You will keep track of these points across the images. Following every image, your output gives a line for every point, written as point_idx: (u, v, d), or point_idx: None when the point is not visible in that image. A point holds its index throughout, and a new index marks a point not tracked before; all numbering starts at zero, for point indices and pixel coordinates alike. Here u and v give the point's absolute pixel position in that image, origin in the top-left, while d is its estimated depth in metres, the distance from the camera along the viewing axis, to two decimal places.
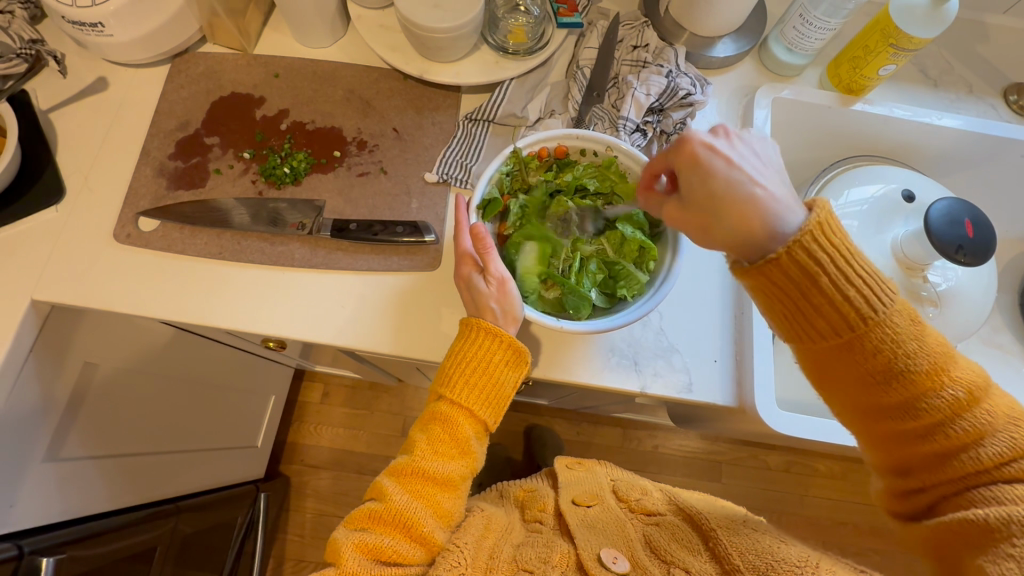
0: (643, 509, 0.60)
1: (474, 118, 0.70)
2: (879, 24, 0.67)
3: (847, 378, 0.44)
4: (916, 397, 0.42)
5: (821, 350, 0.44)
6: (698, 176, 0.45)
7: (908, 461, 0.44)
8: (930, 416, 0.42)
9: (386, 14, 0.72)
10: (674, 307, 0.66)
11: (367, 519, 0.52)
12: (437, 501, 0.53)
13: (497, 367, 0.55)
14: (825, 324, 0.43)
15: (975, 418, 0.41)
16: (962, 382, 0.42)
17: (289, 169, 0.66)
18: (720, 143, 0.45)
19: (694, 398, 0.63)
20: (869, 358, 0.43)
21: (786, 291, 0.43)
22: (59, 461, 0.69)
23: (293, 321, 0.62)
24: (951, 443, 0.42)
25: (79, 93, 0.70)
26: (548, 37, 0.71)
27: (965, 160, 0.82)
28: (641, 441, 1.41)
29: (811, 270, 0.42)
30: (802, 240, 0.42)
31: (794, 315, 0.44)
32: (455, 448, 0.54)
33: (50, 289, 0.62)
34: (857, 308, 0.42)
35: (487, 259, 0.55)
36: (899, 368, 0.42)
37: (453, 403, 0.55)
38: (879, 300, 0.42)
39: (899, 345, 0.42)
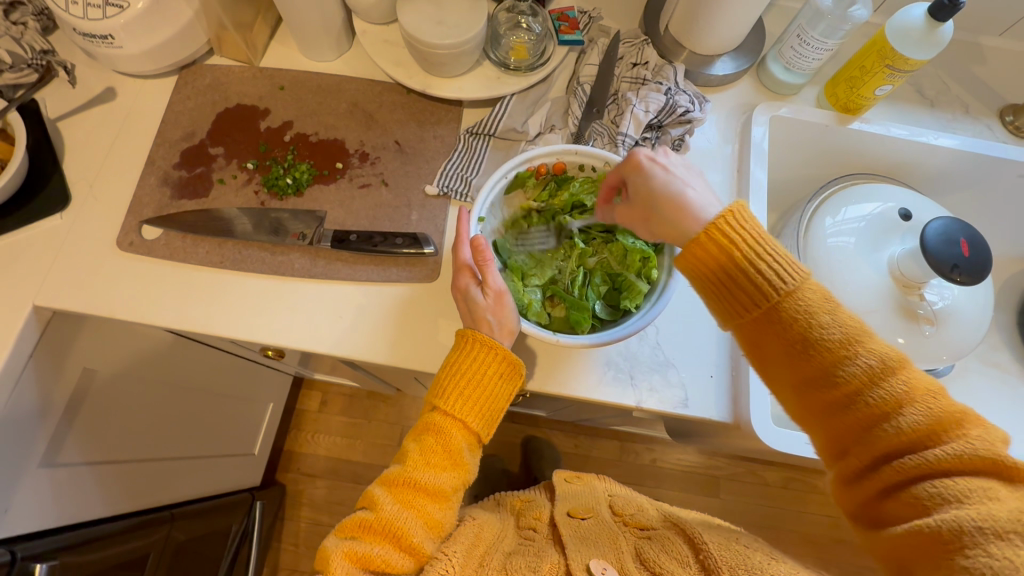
0: (637, 523, 0.61)
1: (475, 132, 0.71)
2: (876, 46, 0.68)
3: (776, 357, 0.45)
4: (837, 370, 0.42)
5: (750, 329, 0.46)
6: (641, 181, 0.53)
7: (842, 444, 0.43)
8: (849, 391, 0.42)
9: (390, 29, 0.73)
10: (672, 322, 0.66)
11: (358, 528, 0.51)
12: (428, 512, 0.53)
13: (491, 378, 0.55)
14: (744, 301, 0.45)
15: (894, 387, 0.41)
16: (876, 352, 0.42)
17: (292, 180, 0.67)
18: (659, 159, 0.53)
19: (690, 413, 0.63)
20: (786, 330, 0.44)
21: (708, 270, 0.46)
22: (55, 467, 0.69)
23: (291, 330, 0.63)
24: (873, 417, 0.41)
25: (87, 102, 0.72)
26: (549, 54, 0.73)
27: (960, 179, 0.83)
28: (639, 454, 1.40)
29: (730, 241, 0.46)
30: (723, 220, 0.46)
31: (723, 297, 0.46)
32: (447, 459, 0.54)
33: (52, 295, 0.63)
34: (766, 282, 0.44)
35: (486, 271, 0.56)
36: (813, 340, 0.43)
37: (446, 414, 0.55)
38: (787, 276, 0.44)
39: (812, 316, 0.43)
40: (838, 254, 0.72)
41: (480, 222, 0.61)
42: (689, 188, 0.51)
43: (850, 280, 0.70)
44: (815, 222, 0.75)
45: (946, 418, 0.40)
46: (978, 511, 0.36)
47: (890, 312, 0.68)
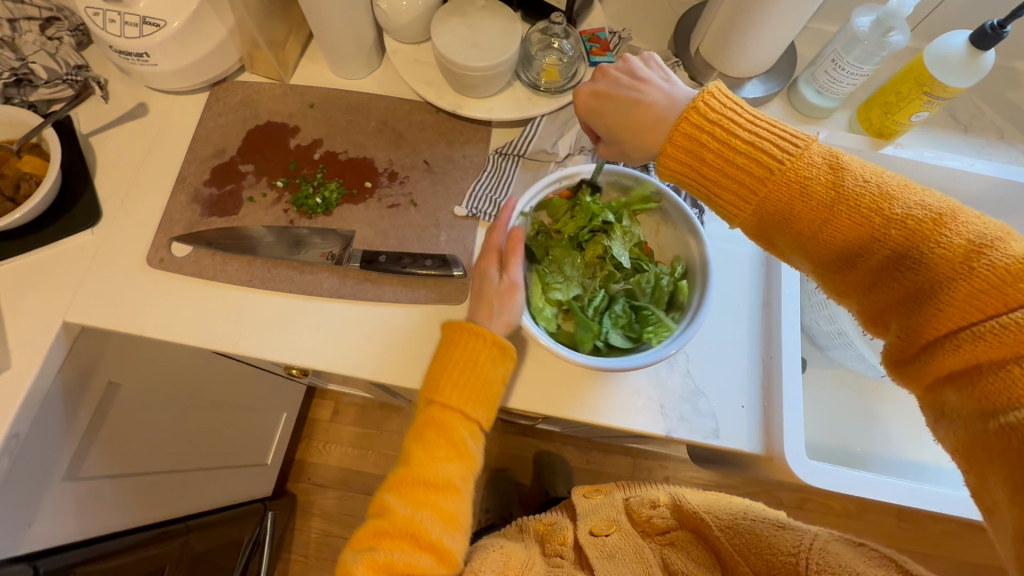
0: (657, 529, 0.63)
1: (504, 153, 0.71)
2: (914, 72, 0.67)
3: (794, 241, 0.46)
4: (868, 234, 0.42)
5: (755, 213, 0.47)
6: (597, 113, 0.58)
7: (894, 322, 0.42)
8: (881, 259, 0.42)
9: (422, 49, 0.73)
10: (701, 349, 0.65)
11: (374, 536, 0.50)
12: (440, 506, 0.51)
13: (484, 364, 0.54)
14: (745, 183, 0.47)
15: (939, 236, 0.39)
16: (905, 207, 0.41)
17: (321, 200, 0.67)
18: (602, 83, 0.58)
19: (720, 444, 0.62)
20: (805, 198, 0.43)
21: (700, 158, 0.48)
22: (78, 480, 0.69)
23: (318, 351, 0.62)
24: (918, 273, 0.40)
25: (119, 117, 0.72)
26: (580, 77, 0.72)
27: (994, 206, 0.81)
28: (652, 471, 1.39)
29: (715, 120, 0.47)
30: (698, 105, 0.48)
31: (724, 180, 0.47)
32: (452, 450, 0.53)
33: (82, 311, 0.63)
34: (771, 156, 0.45)
35: (511, 261, 0.58)
36: (835, 200, 0.42)
37: (444, 406, 0.54)
38: (789, 148, 0.45)
39: (825, 183, 0.43)
40: None
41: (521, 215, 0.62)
42: (646, 91, 0.55)
43: None
44: None
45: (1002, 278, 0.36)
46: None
47: None
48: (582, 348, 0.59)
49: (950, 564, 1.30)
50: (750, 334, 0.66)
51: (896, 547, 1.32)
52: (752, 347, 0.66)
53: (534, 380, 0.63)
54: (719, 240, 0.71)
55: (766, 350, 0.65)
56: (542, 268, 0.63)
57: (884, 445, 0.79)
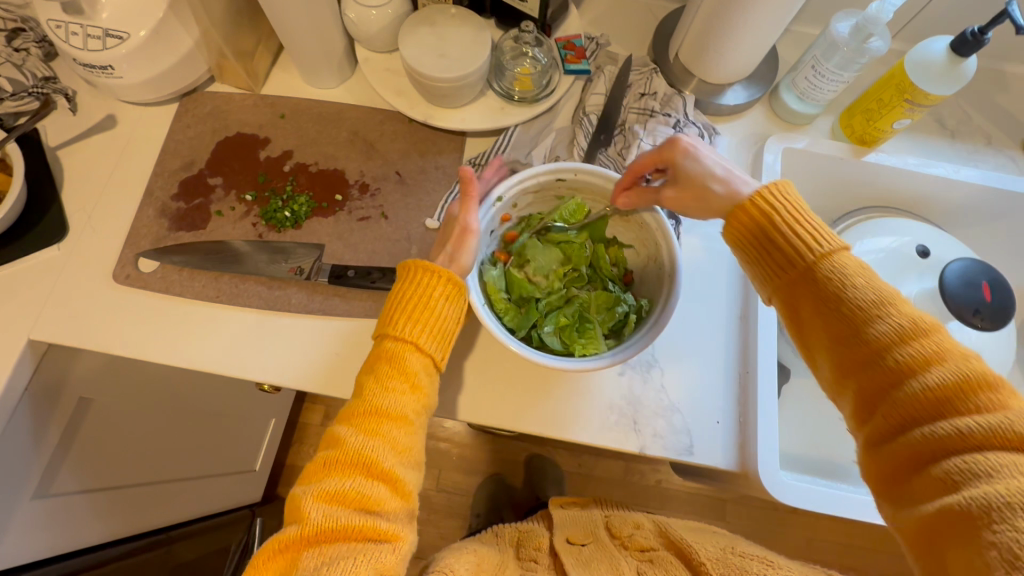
0: (637, 545, 0.64)
1: (477, 164, 0.70)
2: (895, 79, 0.65)
3: (812, 317, 0.48)
4: (866, 330, 0.45)
5: (780, 288, 0.50)
6: (691, 164, 0.56)
7: (875, 409, 0.44)
8: (879, 352, 0.44)
9: (393, 58, 0.72)
10: (677, 363, 0.64)
11: (322, 469, 0.49)
12: (391, 435, 0.50)
13: (435, 301, 0.54)
14: (781, 260, 0.50)
15: (925, 349, 0.43)
16: (907, 317, 0.44)
17: (290, 213, 0.66)
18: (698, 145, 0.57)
19: (695, 461, 0.61)
20: (821, 288, 0.47)
21: (747, 229, 0.52)
22: (49, 497, 0.69)
23: (285, 367, 0.61)
24: (899, 375, 0.43)
25: (87, 130, 0.71)
26: (554, 84, 0.71)
27: (981, 213, 0.80)
28: (644, 475, 1.38)
29: (771, 205, 0.50)
30: (763, 191, 0.51)
31: (762, 254, 0.51)
32: (405, 381, 0.52)
33: (47, 328, 0.62)
34: (802, 245, 0.49)
35: (467, 205, 0.56)
36: (847, 297, 0.46)
37: (398, 340, 0.53)
38: (823, 241, 0.48)
39: (846, 278, 0.46)
40: None
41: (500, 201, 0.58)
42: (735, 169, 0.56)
43: None
44: None
45: (979, 392, 0.40)
46: (1006, 486, 0.37)
47: None
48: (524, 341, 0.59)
49: None
50: (727, 349, 0.65)
51: (887, 551, 1.31)
52: (728, 362, 0.64)
53: (506, 397, 0.62)
54: (699, 251, 0.70)
55: (742, 365, 0.64)
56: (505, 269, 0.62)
57: None
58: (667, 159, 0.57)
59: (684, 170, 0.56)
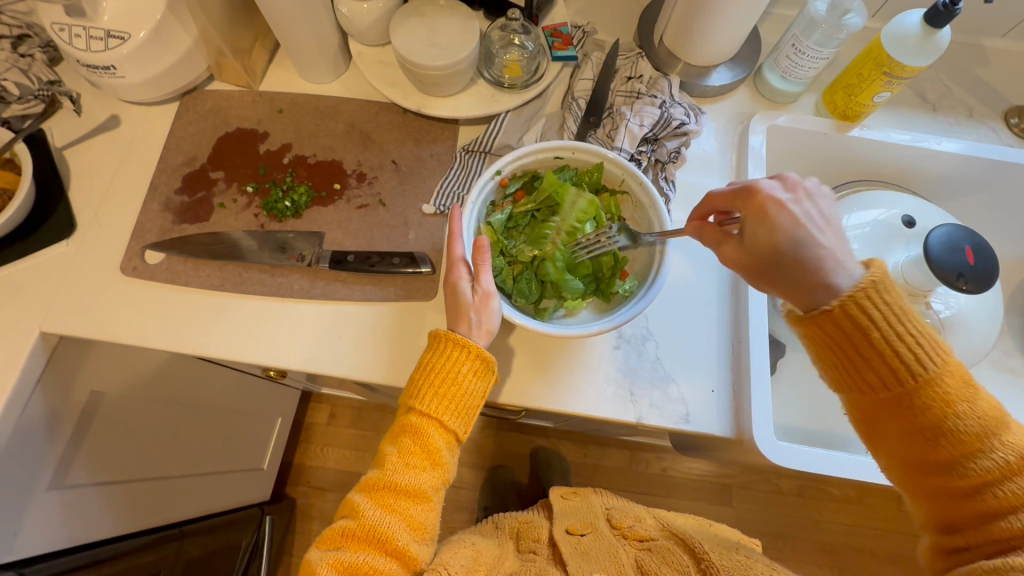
0: (635, 535, 0.66)
1: (470, 150, 0.72)
2: (872, 53, 0.68)
3: (898, 431, 0.47)
4: (963, 458, 0.44)
5: (872, 397, 0.47)
6: (761, 227, 0.48)
7: (950, 520, 0.45)
8: (972, 478, 0.44)
9: (386, 51, 0.74)
10: (671, 336, 0.66)
11: (340, 538, 0.52)
12: (409, 513, 0.53)
13: (463, 376, 0.55)
14: (873, 376, 0.46)
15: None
16: (1014, 449, 0.43)
17: (290, 203, 0.68)
18: (791, 200, 0.48)
19: (691, 429, 0.62)
20: (916, 413, 0.45)
21: (837, 336, 0.46)
22: (64, 489, 0.70)
23: (290, 351, 0.63)
24: (994, 505, 0.43)
25: (92, 131, 0.73)
26: (542, 71, 0.73)
27: (966, 184, 0.82)
28: (649, 463, 1.39)
29: (876, 322, 0.45)
30: (858, 294, 0.45)
31: (848, 363, 0.47)
32: (427, 459, 0.54)
33: (59, 321, 0.64)
34: (907, 364, 0.45)
35: (482, 270, 0.57)
36: (945, 427, 0.44)
37: (422, 415, 0.55)
38: (931, 361, 0.45)
39: (948, 404, 0.44)
40: None
41: (496, 175, 0.60)
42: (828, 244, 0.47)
43: None
44: None
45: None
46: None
47: None
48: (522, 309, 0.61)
49: None
50: (719, 320, 0.67)
51: (894, 530, 1.32)
52: (721, 333, 0.66)
53: (505, 373, 0.64)
54: None
55: (735, 336, 0.66)
56: (504, 219, 0.63)
57: None
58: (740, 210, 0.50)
59: (752, 235, 0.49)
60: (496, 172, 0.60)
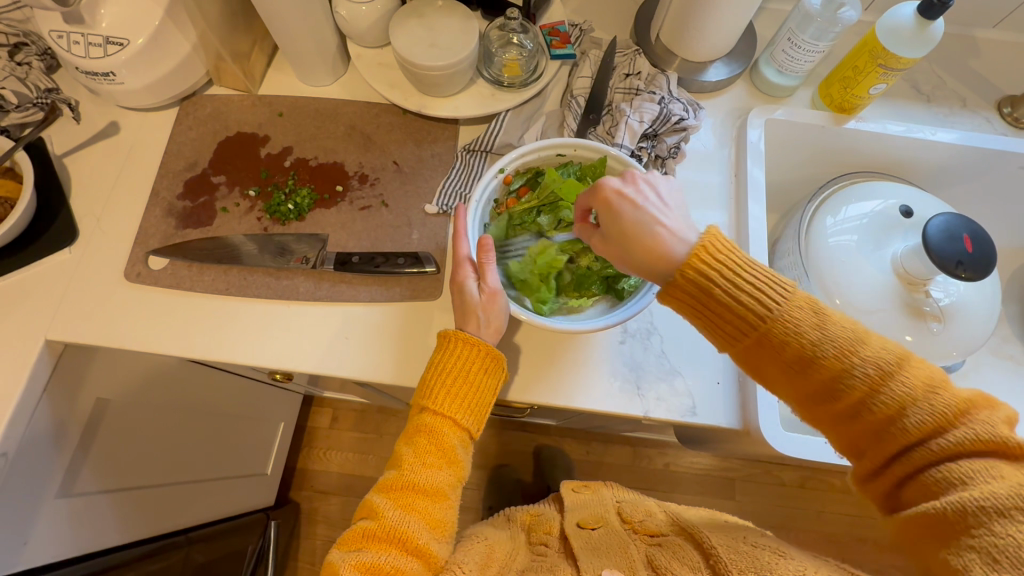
0: (646, 530, 0.65)
1: (471, 149, 0.72)
2: (867, 45, 0.68)
3: (778, 375, 0.47)
4: (839, 381, 0.44)
5: (746, 349, 0.47)
6: (609, 218, 0.52)
7: (859, 447, 0.45)
8: (852, 397, 0.44)
9: (385, 52, 0.74)
10: (675, 330, 0.66)
11: (362, 539, 0.51)
12: (428, 511, 0.53)
13: (475, 374, 0.56)
14: (734, 329, 0.47)
15: (896, 389, 0.43)
16: (873, 358, 0.44)
17: (293, 205, 0.68)
18: (630, 189, 0.52)
19: (698, 421, 0.63)
20: (780, 353, 0.46)
21: (692, 297, 0.48)
22: (72, 497, 0.70)
23: (297, 354, 0.63)
24: (880, 417, 0.43)
25: (91, 138, 0.73)
26: (541, 69, 0.74)
27: (961, 173, 0.83)
28: (652, 459, 1.40)
29: (712, 278, 0.47)
30: (696, 258, 0.47)
31: (714, 320, 0.48)
32: (443, 457, 0.55)
33: (63, 329, 0.64)
34: (752, 309, 0.46)
35: (486, 269, 0.57)
36: (810, 358, 0.45)
37: (436, 414, 0.56)
38: (772, 300, 0.46)
39: (802, 334, 0.45)
40: (841, 252, 0.75)
41: (500, 172, 0.61)
42: (669, 223, 0.50)
43: (856, 281, 0.73)
44: (817, 222, 0.78)
45: (946, 411, 0.42)
46: (980, 491, 0.38)
47: (897, 311, 0.72)
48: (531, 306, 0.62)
49: None
50: None
51: None
52: None
53: (512, 371, 0.64)
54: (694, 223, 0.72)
55: None
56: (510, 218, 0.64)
57: None
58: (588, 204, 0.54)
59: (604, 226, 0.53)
60: (500, 169, 0.61)
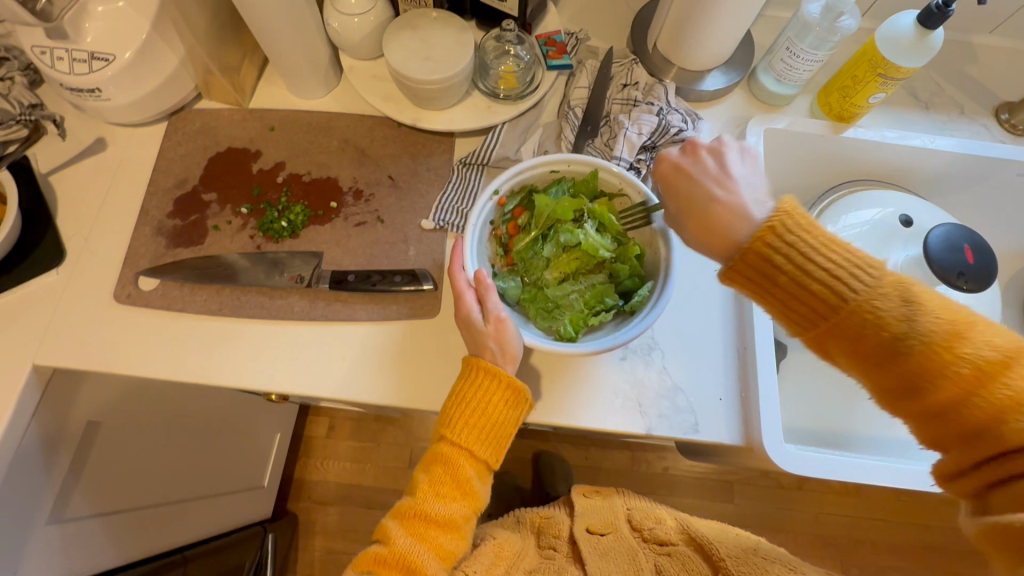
0: (656, 539, 0.65)
1: (467, 163, 0.71)
2: (866, 55, 0.68)
3: (854, 362, 0.44)
4: (933, 372, 0.40)
5: (820, 333, 0.45)
6: (671, 190, 0.54)
7: (948, 448, 0.41)
8: (943, 390, 0.40)
9: (378, 64, 0.73)
10: (677, 345, 0.66)
11: (372, 563, 0.51)
12: (439, 542, 0.52)
13: (497, 407, 0.55)
14: (810, 312, 0.44)
15: (1006, 381, 0.38)
16: (974, 351, 0.39)
17: (287, 223, 0.67)
18: (690, 160, 0.54)
19: (701, 439, 0.62)
20: (858, 339, 0.42)
21: (758, 280, 0.46)
22: (63, 522, 0.68)
23: (293, 376, 0.62)
24: (975, 418, 0.39)
25: (77, 154, 0.71)
26: (538, 80, 0.73)
27: (960, 180, 0.82)
28: (651, 463, 1.39)
29: (781, 261, 0.44)
30: (760, 229, 0.45)
31: (782, 302, 0.45)
32: (457, 489, 0.54)
33: (51, 353, 0.62)
34: (833, 291, 0.43)
35: (486, 295, 0.56)
36: (895, 346, 0.41)
37: (453, 445, 0.55)
38: (852, 283, 0.42)
39: (890, 319, 0.41)
40: None
41: (495, 194, 0.60)
42: (723, 193, 0.50)
43: None
44: None
45: None
46: None
47: None
48: (543, 328, 0.60)
49: (948, 533, 1.33)
50: (725, 328, 0.66)
51: (895, 520, 1.34)
52: (726, 340, 0.66)
53: None
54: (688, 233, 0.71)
55: (740, 342, 0.66)
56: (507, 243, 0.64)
57: (872, 426, 0.79)
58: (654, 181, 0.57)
59: (668, 201, 0.55)
60: (494, 190, 0.60)
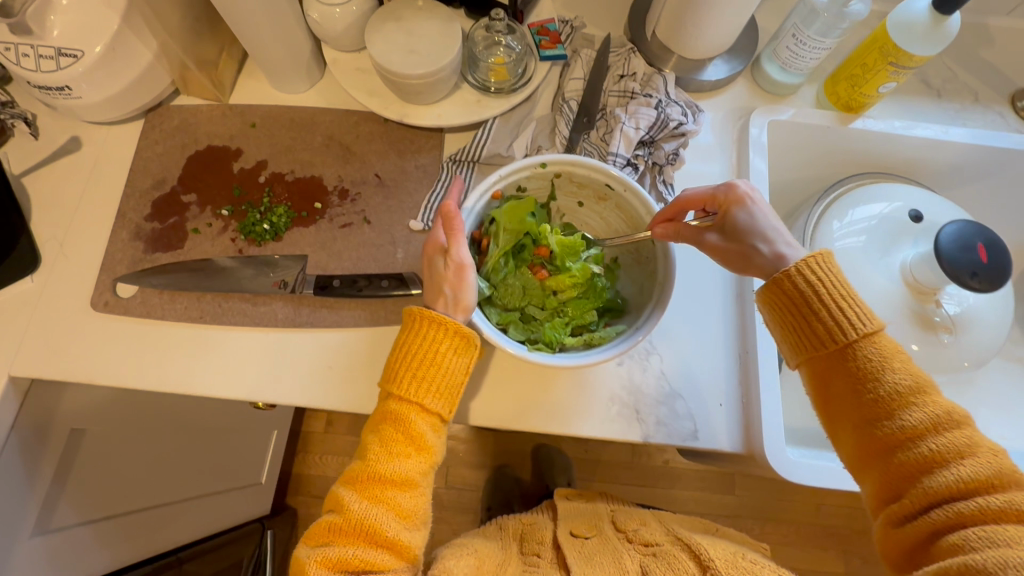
0: (641, 540, 0.63)
1: (457, 160, 0.68)
2: (877, 42, 0.64)
3: (839, 393, 0.49)
4: (904, 417, 0.45)
5: (820, 359, 0.50)
6: (742, 216, 0.54)
7: (895, 488, 0.45)
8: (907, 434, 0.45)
9: (362, 56, 0.70)
10: (676, 348, 0.63)
11: (328, 533, 0.49)
12: (396, 502, 0.50)
13: (442, 355, 0.52)
14: (814, 339, 0.50)
15: (958, 439, 0.44)
16: (940, 406, 0.45)
17: (269, 225, 0.64)
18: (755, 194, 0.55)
19: (700, 446, 0.60)
20: (851, 368, 0.48)
21: (788, 299, 0.51)
22: (49, 532, 0.67)
23: (276, 384, 0.60)
24: (930, 463, 0.44)
25: (51, 155, 0.68)
26: (530, 72, 0.69)
27: (972, 172, 0.79)
28: (652, 456, 1.38)
29: (806, 290, 0.50)
30: (813, 261, 0.51)
31: (795, 324, 0.51)
32: (411, 446, 0.51)
33: (29, 363, 0.60)
34: (836, 325, 0.49)
35: (455, 239, 0.52)
36: (880, 384, 0.47)
37: (401, 400, 0.52)
38: (857, 322, 0.48)
39: (882, 362, 0.47)
40: (847, 256, 0.72)
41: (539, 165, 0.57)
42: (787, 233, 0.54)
43: (864, 290, 0.70)
44: (823, 227, 0.74)
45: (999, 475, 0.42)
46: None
47: (908, 321, 0.69)
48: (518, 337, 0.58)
49: None
50: (725, 331, 0.64)
51: None
52: (726, 344, 0.64)
53: (503, 397, 0.61)
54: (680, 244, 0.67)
55: (741, 345, 0.63)
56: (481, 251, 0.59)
57: None
58: (715, 200, 0.55)
59: (727, 226, 0.55)
60: (534, 163, 0.57)
